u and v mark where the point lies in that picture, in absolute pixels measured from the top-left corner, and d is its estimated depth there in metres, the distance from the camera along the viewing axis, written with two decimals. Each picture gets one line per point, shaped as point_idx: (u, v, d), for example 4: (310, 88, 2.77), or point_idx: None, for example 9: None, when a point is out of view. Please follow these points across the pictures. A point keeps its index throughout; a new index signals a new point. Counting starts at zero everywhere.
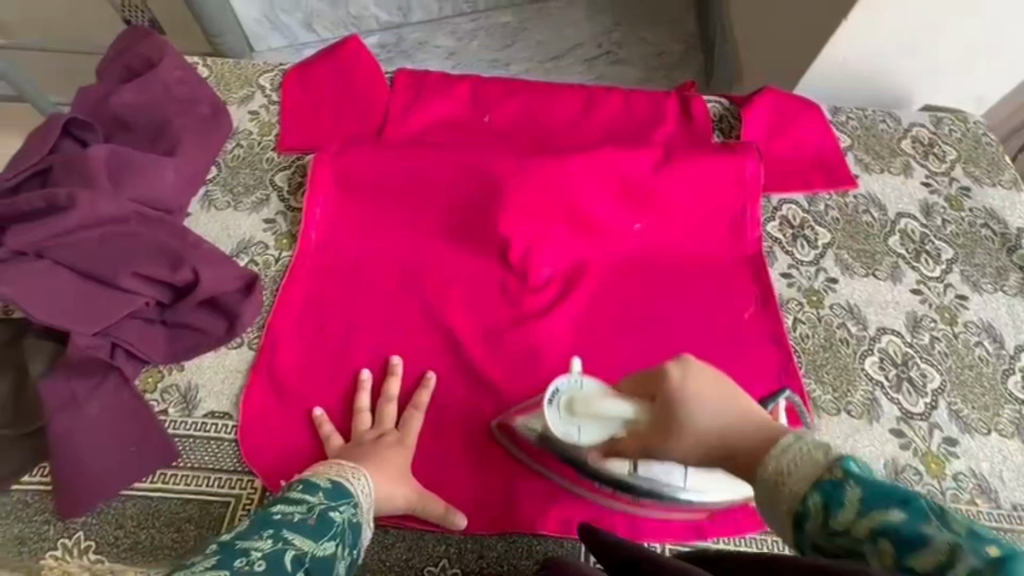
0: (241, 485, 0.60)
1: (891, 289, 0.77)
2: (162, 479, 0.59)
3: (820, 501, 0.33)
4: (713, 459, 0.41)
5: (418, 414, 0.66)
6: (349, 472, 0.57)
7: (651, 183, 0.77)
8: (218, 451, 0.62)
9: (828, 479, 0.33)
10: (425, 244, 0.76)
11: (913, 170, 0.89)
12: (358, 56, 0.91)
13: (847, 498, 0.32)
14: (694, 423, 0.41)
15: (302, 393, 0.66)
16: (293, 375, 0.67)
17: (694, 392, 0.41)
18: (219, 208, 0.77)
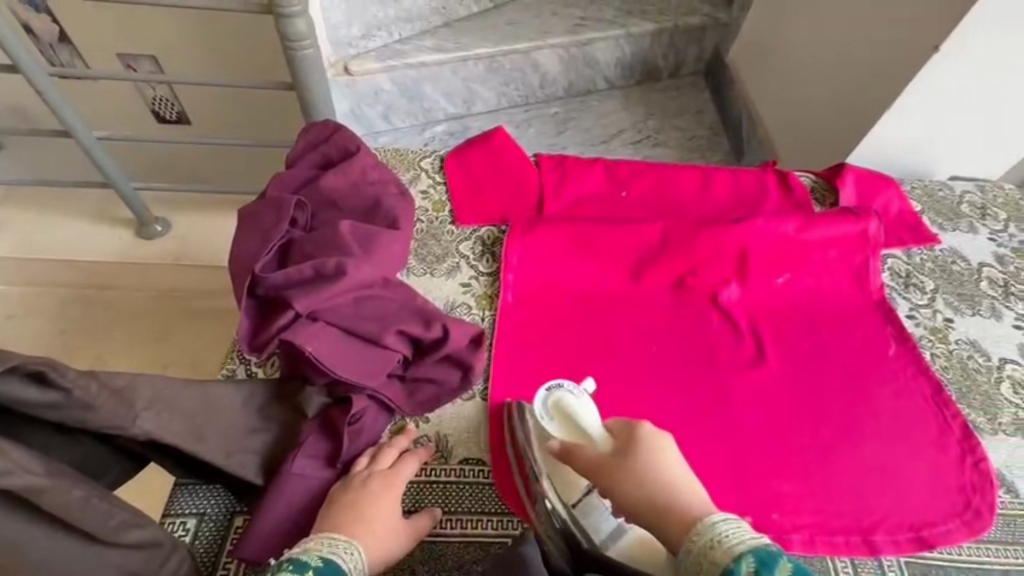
0: (513, 526, 0.65)
1: (998, 326, 0.91)
2: (440, 524, 0.64)
3: (754, 565, 0.45)
4: (658, 505, 0.54)
5: (413, 461, 0.65)
6: (341, 548, 0.54)
7: (790, 242, 0.91)
8: (478, 494, 0.67)
9: (762, 550, 0.46)
10: (608, 298, 0.86)
11: (979, 229, 1.07)
12: (506, 144, 1.05)
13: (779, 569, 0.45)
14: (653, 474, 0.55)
15: None
16: None
17: (660, 449, 0.57)
18: (417, 275, 0.85)
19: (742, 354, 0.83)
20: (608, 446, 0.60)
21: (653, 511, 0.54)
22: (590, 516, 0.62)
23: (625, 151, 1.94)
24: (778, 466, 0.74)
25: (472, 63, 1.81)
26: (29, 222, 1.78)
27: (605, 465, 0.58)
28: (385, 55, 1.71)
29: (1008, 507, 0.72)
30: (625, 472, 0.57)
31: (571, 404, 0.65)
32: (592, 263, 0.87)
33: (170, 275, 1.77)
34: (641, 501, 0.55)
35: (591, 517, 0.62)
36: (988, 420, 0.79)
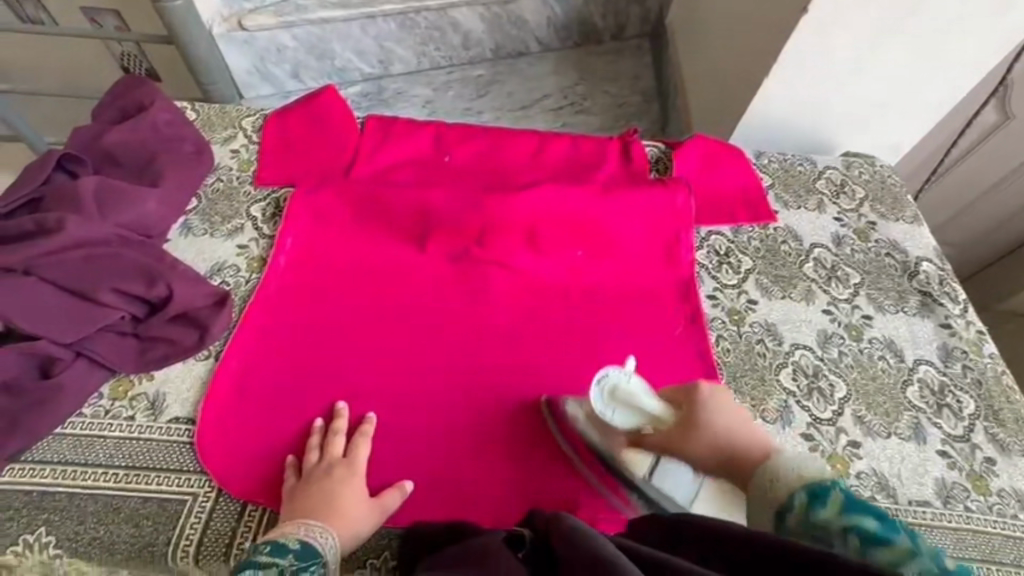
0: (199, 484, 0.64)
1: (805, 309, 0.86)
2: (127, 480, 0.63)
3: (807, 499, 0.50)
4: (722, 457, 0.60)
5: (364, 444, 0.69)
6: (317, 532, 0.60)
7: (595, 212, 0.86)
8: (179, 453, 0.66)
9: (817, 485, 0.50)
10: (386, 256, 0.84)
11: (826, 207, 1.00)
12: (332, 103, 1.01)
13: (832, 498, 0.49)
14: (721, 427, 0.61)
15: (260, 391, 0.71)
16: (252, 373, 0.72)
17: (715, 412, 0.62)
18: (196, 235, 0.84)
19: (515, 326, 0.81)
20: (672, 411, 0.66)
21: (723, 461, 0.60)
22: (665, 478, 0.70)
23: (546, 118, 1.87)
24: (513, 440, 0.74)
25: (381, 21, 1.74)
26: None
27: (674, 435, 0.64)
28: (285, 10, 1.65)
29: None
30: (698, 430, 0.62)
31: (628, 391, 0.70)
32: (374, 231, 0.85)
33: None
34: (707, 454, 0.61)
35: (666, 480, 0.70)
36: (752, 407, 0.76)
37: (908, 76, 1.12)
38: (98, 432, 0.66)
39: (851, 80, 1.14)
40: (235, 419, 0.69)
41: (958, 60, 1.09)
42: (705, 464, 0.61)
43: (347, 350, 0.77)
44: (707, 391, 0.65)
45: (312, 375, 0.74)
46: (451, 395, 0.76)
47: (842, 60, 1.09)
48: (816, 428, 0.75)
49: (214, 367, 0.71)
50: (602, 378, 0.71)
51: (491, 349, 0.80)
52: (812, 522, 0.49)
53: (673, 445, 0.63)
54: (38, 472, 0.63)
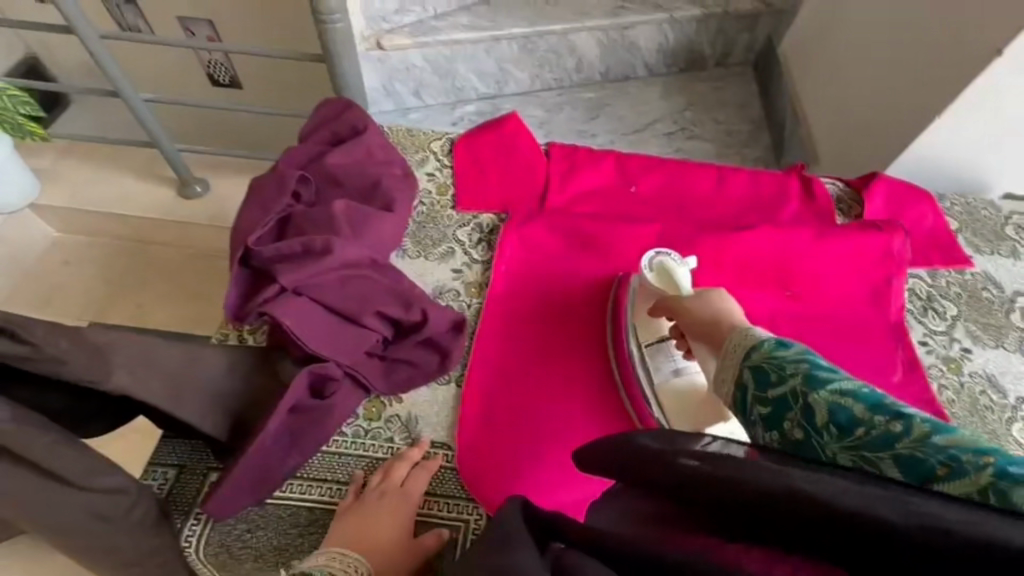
0: (468, 511, 0.67)
1: (1021, 361, 0.84)
2: None
3: (773, 342, 0.50)
4: (703, 332, 0.62)
5: (423, 475, 0.66)
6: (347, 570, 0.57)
7: (805, 252, 0.86)
8: (444, 478, 0.68)
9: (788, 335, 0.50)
10: (600, 283, 0.85)
11: (1021, 254, 0.98)
12: (518, 131, 1.04)
13: (796, 344, 0.49)
14: (717, 307, 0.63)
15: (500, 410, 0.73)
16: (491, 391, 0.74)
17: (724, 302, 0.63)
18: (412, 257, 0.87)
19: None
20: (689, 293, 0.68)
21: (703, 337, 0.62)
22: (657, 355, 0.74)
23: (658, 142, 1.87)
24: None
25: (505, 43, 1.77)
26: (61, 168, 1.79)
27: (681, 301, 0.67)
28: (420, 31, 1.69)
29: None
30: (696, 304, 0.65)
31: (673, 269, 0.78)
32: (585, 264, 0.86)
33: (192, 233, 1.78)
34: (694, 325, 0.63)
35: (660, 356, 0.74)
36: None
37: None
38: (363, 453, 0.68)
39: None
40: (483, 437, 0.71)
41: None
42: (687, 327, 0.64)
43: (575, 373, 0.78)
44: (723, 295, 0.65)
45: (544, 395, 0.75)
46: None
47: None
48: None
49: (459, 394, 0.74)
50: (661, 252, 0.81)
51: None
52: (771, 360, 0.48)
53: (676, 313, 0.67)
54: (316, 490, 0.66)
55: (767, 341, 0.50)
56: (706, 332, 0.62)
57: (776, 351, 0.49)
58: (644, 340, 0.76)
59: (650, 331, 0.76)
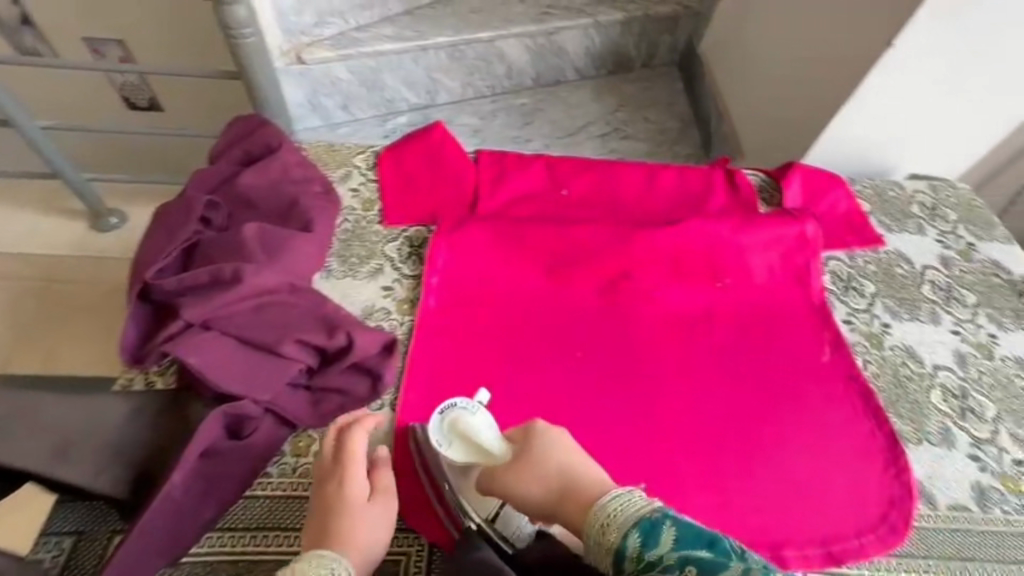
0: (409, 543, 0.65)
1: (934, 331, 0.89)
2: None
3: (638, 539, 0.49)
4: (555, 502, 0.58)
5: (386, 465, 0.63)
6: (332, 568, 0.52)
7: (730, 243, 0.88)
8: None
9: (646, 520, 0.50)
10: (534, 289, 0.84)
11: (926, 230, 1.05)
12: (444, 141, 1.02)
13: (662, 534, 0.48)
14: (550, 461, 0.60)
15: None
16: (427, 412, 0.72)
17: (553, 447, 0.61)
18: (338, 277, 0.83)
19: (668, 356, 0.83)
20: (509, 449, 0.64)
21: (562, 511, 0.57)
22: (507, 527, 0.64)
23: (593, 144, 1.90)
24: (701, 473, 0.74)
25: (433, 52, 1.75)
26: None
27: (506, 471, 0.61)
28: (342, 43, 1.64)
29: (924, 520, 0.71)
30: (528, 468, 0.60)
31: (467, 423, 0.66)
32: (521, 270, 0.85)
33: (99, 267, 1.60)
34: (540, 495, 0.59)
35: (511, 524, 0.63)
36: (915, 430, 0.77)
37: (978, 105, 1.20)
38: (292, 493, 0.63)
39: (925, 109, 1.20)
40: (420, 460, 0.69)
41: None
42: (537, 506, 0.59)
43: (513, 382, 0.77)
44: (544, 429, 0.63)
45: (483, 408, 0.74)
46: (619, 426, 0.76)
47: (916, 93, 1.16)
48: (981, 449, 0.76)
49: (394, 418, 0.71)
50: (449, 406, 0.67)
51: (649, 380, 0.80)
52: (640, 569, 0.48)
53: (509, 487, 0.61)
54: (239, 541, 0.60)
55: (631, 540, 0.49)
56: (556, 495, 0.58)
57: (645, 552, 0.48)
58: (483, 511, 0.65)
59: (488, 502, 0.65)
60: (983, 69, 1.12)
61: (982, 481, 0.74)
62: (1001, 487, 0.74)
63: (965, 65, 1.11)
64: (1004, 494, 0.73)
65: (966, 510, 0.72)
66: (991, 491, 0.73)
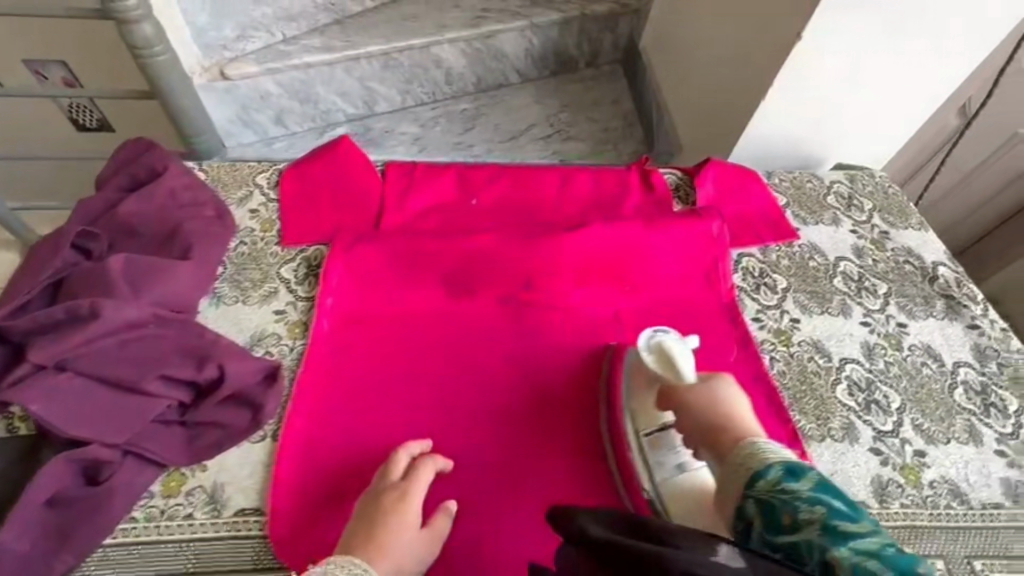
0: None
1: (844, 323, 0.89)
2: None
3: (782, 472, 0.55)
4: (714, 431, 0.63)
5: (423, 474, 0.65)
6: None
7: (637, 246, 0.87)
8: (251, 550, 0.60)
9: (793, 465, 0.55)
10: (434, 303, 0.82)
11: (841, 221, 1.05)
12: (350, 155, 0.99)
13: (806, 475, 0.53)
14: (716, 402, 0.65)
15: (323, 455, 0.67)
16: (313, 437, 0.68)
17: (721, 395, 0.66)
18: (227, 304, 0.80)
19: (575, 364, 0.80)
20: (697, 380, 0.68)
21: (710, 435, 0.63)
22: (658, 446, 0.70)
23: (536, 147, 1.88)
24: (606, 483, 0.71)
25: (365, 62, 1.72)
26: None
27: (689, 393, 0.67)
28: (267, 56, 1.60)
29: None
30: (703, 397, 0.66)
31: (671, 349, 0.70)
32: (421, 285, 0.83)
33: None
34: (702, 421, 0.64)
35: (660, 448, 0.69)
36: (818, 427, 0.77)
37: (895, 91, 1.20)
38: (158, 536, 0.60)
39: (844, 98, 1.20)
40: (300, 492, 0.64)
41: (938, 75, 1.18)
42: (693, 426, 0.65)
43: (410, 400, 0.74)
44: (724, 381, 0.68)
45: (377, 428, 0.71)
46: (521, 440, 0.73)
47: (830, 87, 1.17)
48: (883, 442, 0.76)
49: (274, 448, 0.67)
50: (657, 329, 0.73)
51: (554, 390, 0.78)
52: (777, 496, 0.53)
53: (688, 406, 0.66)
54: None
55: (775, 471, 0.55)
56: (713, 427, 0.63)
57: (790, 486, 0.53)
58: (647, 425, 0.71)
59: (659, 416, 0.71)
60: (893, 60, 1.14)
61: (882, 475, 0.73)
62: (902, 480, 0.73)
63: (874, 58, 1.12)
64: (904, 487, 0.73)
65: (867, 506, 0.71)
66: (892, 484, 0.73)
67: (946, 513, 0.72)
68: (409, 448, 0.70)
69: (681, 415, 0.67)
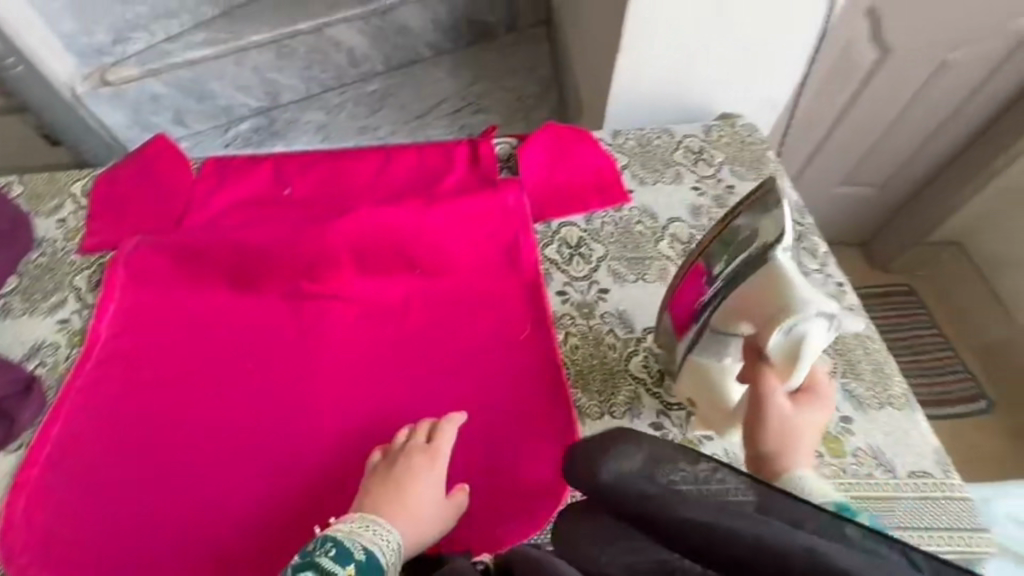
0: None
1: (658, 290, 0.84)
2: None
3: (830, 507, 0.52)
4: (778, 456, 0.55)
5: (444, 438, 0.70)
6: (382, 534, 0.60)
7: (426, 226, 0.84)
8: None
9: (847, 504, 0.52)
10: (217, 301, 0.81)
11: (684, 177, 0.98)
12: (162, 153, 0.97)
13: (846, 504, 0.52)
14: (796, 436, 0.55)
15: (80, 458, 0.70)
16: (73, 442, 0.71)
17: (806, 425, 0.56)
18: (15, 317, 0.81)
19: (354, 354, 0.79)
20: (797, 407, 0.56)
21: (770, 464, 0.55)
22: (722, 342, 0.63)
23: (442, 124, 1.76)
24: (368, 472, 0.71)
25: (255, 52, 1.64)
26: None
27: (784, 421, 0.56)
28: (149, 58, 1.57)
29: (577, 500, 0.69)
30: (793, 427, 0.56)
31: (808, 348, 0.56)
32: (197, 286, 0.82)
33: None
34: (772, 442, 0.55)
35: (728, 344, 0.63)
36: (599, 403, 0.74)
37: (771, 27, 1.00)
38: None
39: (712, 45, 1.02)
40: (46, 496, 0.67)
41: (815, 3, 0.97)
42: (758, 442, 0.55)
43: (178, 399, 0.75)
44: (826, 407, 0.57)
45: (140, 428, 0.72)
46: (284, 432, 0.73)
47: (695, 18, 0.98)
48: (666, 416, 0.73)
49: (25, 458, 0.69)
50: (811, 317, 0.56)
51: (329, 381, 0.77)
52: None
53: (768, 430, 0.55)
54: None
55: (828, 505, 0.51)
56: (780, 447, 0.55)
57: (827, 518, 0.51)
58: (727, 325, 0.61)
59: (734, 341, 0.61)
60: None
61: None
62: None
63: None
64: None
65: None
66: None
67: None
68: (169, 448, 0.71)
69: (760, 425, 0.56)
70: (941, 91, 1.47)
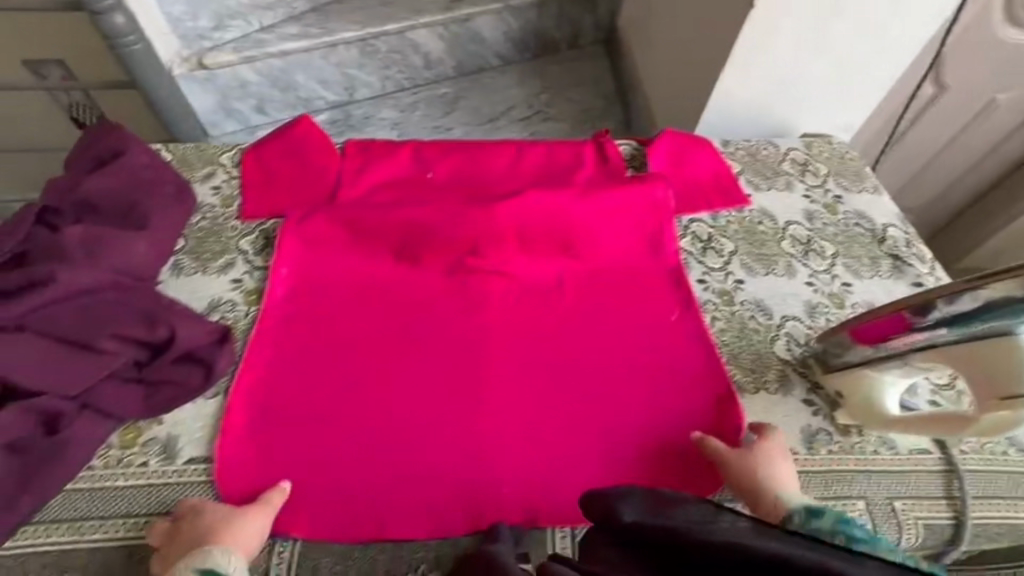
0: None
1: (790, 283, 0.91)
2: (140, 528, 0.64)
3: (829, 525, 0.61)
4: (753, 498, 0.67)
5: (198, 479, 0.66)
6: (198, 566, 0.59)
7: (578, 212, 0.90)
8: (196, 491, 0.67)
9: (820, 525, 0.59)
10: (385, 268, 0.86)
11: (795, 186, 1.06)
12: (309, 131, 1.01)
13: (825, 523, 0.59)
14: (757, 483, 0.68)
15: (276, 405, 0.73)
16: (268, 391, 0.74)
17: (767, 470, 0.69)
18: (187, 274, 0.84)
19: (517, 325, 0.84)
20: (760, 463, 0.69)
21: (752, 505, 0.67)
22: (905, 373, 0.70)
23: (514, 129, 1.82)
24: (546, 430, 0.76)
25: (342, 48, 1.68)
26: None
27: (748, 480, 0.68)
28: (245, 46, 1.58)
29: None
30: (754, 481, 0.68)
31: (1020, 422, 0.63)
32: (365, 254, 0.87)
33: None
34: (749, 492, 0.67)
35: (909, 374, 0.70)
36: (753, 381, 0.80)
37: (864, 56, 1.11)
38: (111, 481, 0.66)
39: (811, 66, 1.11)
40: (248, 440, 0.70)
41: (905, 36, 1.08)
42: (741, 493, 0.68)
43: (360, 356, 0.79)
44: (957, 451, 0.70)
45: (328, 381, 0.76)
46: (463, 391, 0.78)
47: (802, 41, 1.06)
48: (815, 393, 0.79)
49: (225, 403, 0.72)
50: None
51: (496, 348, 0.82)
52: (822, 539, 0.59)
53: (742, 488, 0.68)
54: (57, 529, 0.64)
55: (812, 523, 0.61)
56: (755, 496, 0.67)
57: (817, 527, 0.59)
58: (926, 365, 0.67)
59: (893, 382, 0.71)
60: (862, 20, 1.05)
61: (812, 425, 0.77)
62: (831, 429, 0.76)
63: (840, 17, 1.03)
64: (833, 435, 0.76)
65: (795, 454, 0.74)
66: (820, 433, 0.76)
67: (872, 456, 0.75)
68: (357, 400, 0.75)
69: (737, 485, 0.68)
70: (989, 130, 1.59)
